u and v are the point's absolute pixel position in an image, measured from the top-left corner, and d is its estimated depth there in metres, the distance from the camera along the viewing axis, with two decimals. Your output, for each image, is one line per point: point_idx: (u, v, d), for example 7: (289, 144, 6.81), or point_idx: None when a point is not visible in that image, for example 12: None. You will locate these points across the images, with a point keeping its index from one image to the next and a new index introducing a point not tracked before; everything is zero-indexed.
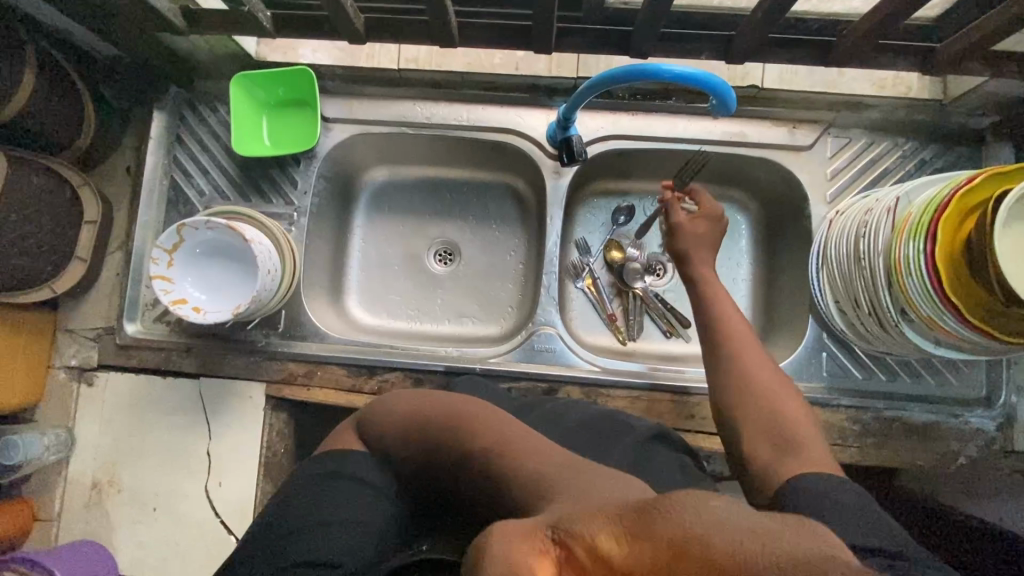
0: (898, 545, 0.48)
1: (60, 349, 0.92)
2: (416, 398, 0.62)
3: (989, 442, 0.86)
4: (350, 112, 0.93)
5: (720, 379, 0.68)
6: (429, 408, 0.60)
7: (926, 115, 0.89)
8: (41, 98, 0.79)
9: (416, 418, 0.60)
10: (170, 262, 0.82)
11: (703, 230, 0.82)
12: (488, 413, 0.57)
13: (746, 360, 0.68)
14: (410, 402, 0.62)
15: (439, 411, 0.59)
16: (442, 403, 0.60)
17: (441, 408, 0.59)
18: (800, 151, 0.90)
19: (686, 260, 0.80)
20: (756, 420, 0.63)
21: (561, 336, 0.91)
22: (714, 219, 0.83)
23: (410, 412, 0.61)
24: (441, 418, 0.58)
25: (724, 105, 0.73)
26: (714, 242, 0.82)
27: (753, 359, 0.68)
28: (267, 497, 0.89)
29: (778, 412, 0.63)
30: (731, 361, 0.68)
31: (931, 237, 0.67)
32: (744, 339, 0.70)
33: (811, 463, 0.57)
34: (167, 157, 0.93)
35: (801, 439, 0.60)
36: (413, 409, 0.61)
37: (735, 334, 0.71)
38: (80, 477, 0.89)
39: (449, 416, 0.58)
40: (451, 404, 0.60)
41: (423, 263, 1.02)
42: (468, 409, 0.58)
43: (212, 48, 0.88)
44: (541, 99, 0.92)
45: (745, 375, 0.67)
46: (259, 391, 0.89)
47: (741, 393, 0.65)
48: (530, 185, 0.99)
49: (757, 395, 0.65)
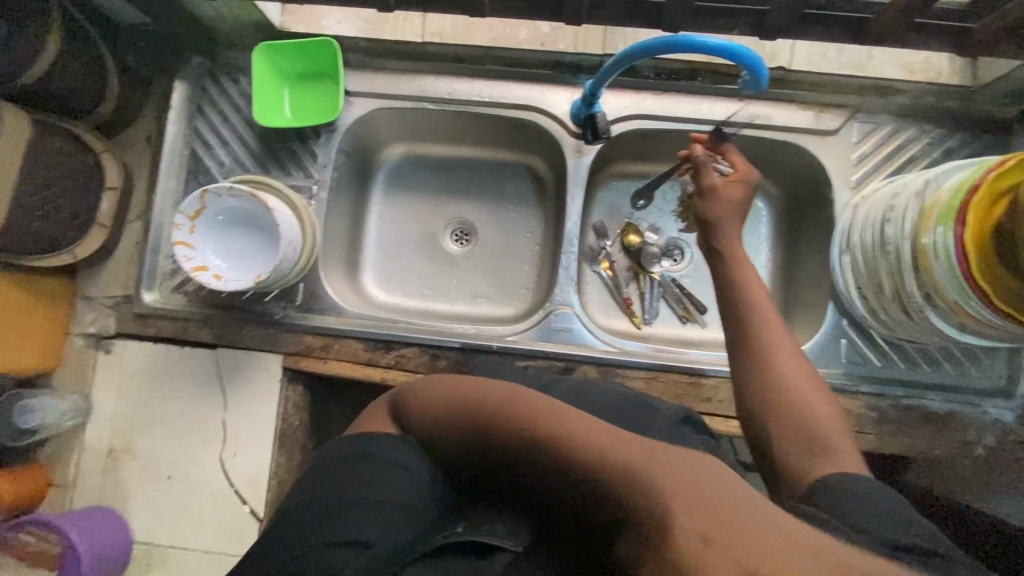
0: (925, 522, 0.48)
1: (77, 316, 0.92)
2: (437, 389, 0.57)
3: (1007, 433, 0.86)
4: (372, 86, 0.93)
5: (749, 378, 0.63)
6: (451, 402, 0.55)
7: (955, 101, 0.88)
8: (66, 60, 0.79)
9: (440, 413, 0.55)
10: (192, 228, 0.82)
11: (735, 197, 0.74)
12: (510, 395, 0.52)
13: (779, 360, 0.63)
14: (431, 395, 0.57)
15: (461, 406, 0.54)
16: (464, 392, 0.55)
17: (464, 400, 0.54)
18: (825, 135, 0.89)
19: (715, 226, 0.73)
20: (786, 423, 0.60)
21: (578, 316, 0.91)
22: (748, 182, 0.75)
23: (434, 404, 0.56)
24: (464, 410, 0.54)
25: (756, 81, 0.73)
26: (745, 209, 0.75)
27: (787, 359, 0.63)
28: (281, 468, 0.89)
29: (811, 416, 0.60)
30: (763, 360, 0.63)
31: (961, 221, 0.66)
32: (778, 334, 0.65)
33: (841, 468, 0.56)
34: (188, 127, 0.93)
35: (833, 440, 0.58)
36: (435, 402, 0.56)
37: (771, 330, 0.65)
38: (96, 443, 0.90)
39: (473, 409, 0.53)
40: (473, 393, 0.54)
41: (440, 242, 1.01)
42: (491, 394, 0.53)
43: (236, 17, 0.87)
44: (566, 77, 0.91)
45: (777, 376, 0.62)
46: (276, 362, 0.90)
47: (771, 394, 0.61)
48: (550, 165, 0.99)
49: (789, 398, 0.61)
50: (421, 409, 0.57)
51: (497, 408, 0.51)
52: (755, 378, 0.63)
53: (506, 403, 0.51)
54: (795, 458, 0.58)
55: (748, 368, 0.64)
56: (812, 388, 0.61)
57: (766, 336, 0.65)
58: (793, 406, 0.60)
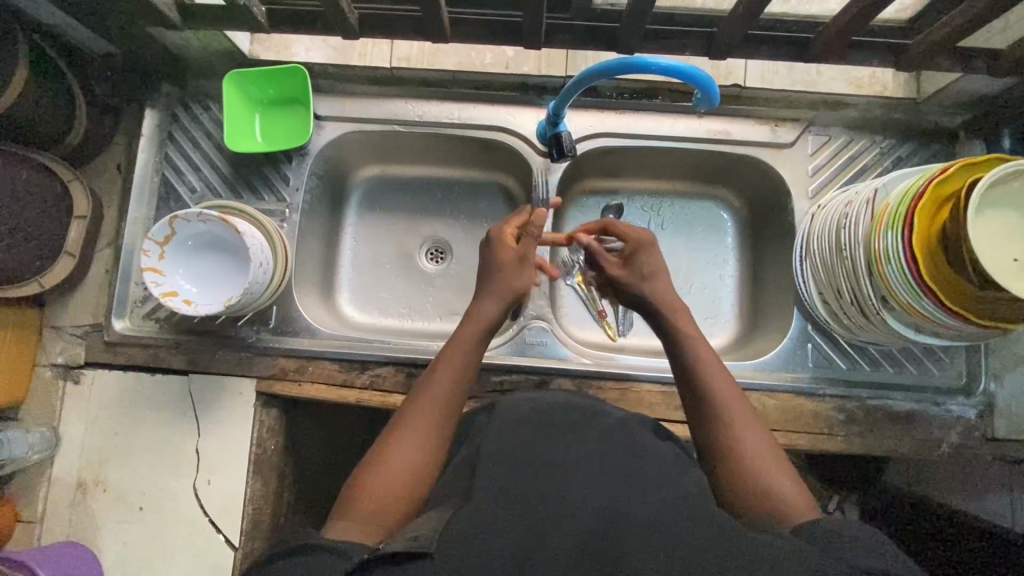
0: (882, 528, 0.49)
1: (46, 347, 0.91)
2: (378, 457, 0.60)
3: (970, 429, 0.88)
4: (342, 110, 0.95)
5: (703, 423, 0.64)
6: (416, 433, 0.62)
7: (902, 113, 0.92)
8: (33, 93, 0.79)
9: (411, 456, 0.60)
10: (160, 255, 0.82)
11: (645, 262, 0.76)
12: (451, 366, 0.67)
13: (732, 418, 0.63)
14: (369, 475, 0.59)
15: (423, 421, 0.63)
16: (393, 435, 0.62)
17: (416, 432, 0.62)
18: (782, 148, 0.93)
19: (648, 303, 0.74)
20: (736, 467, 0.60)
21: (551, 329, 0.92)
22: (644, 244, 0.77)
23: (393, 468, 0.59)
24: (423, 427, 0.63)
25: (708, 98, 0.77)
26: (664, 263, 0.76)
27: (741, 416, 0.63)
28: (257, 495, 0.88)
29: (762, 466, 0.59)
30: (718, 419, 0.63)
31: (907, 227, 0.69)
32: (728, 394, 0.65)
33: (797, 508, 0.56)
34: (158, 155, 0.93)
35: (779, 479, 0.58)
36: (387, 465, 0.59)
37: (719, 390, 0.65)
38: (64, 477, 0.88)
39: (434, 425, 0.63)
40: (415, 415, 0.63)
41: (415, 262, 1.02)
42: (435, 383, 0.66)
43: (207, 47, 0.89)
44: (530, 98, 0.94)
45: (725, 427, 0.62)
46: (250, 387, 0.89)
47: (720, 439, 0.62)
48: (520, 183, 1.01)
49: (737, 449, 0.61)
50: (382, 499, 0.57)
51: (458, 383, 0.66)
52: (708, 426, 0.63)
53: (450, 372, 0.66)
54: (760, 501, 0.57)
55: (696, 416, 0.65)
56: (765, 445, 0.61)
57: (714, 392, 0.65)
58: (742, 456, 0.60)
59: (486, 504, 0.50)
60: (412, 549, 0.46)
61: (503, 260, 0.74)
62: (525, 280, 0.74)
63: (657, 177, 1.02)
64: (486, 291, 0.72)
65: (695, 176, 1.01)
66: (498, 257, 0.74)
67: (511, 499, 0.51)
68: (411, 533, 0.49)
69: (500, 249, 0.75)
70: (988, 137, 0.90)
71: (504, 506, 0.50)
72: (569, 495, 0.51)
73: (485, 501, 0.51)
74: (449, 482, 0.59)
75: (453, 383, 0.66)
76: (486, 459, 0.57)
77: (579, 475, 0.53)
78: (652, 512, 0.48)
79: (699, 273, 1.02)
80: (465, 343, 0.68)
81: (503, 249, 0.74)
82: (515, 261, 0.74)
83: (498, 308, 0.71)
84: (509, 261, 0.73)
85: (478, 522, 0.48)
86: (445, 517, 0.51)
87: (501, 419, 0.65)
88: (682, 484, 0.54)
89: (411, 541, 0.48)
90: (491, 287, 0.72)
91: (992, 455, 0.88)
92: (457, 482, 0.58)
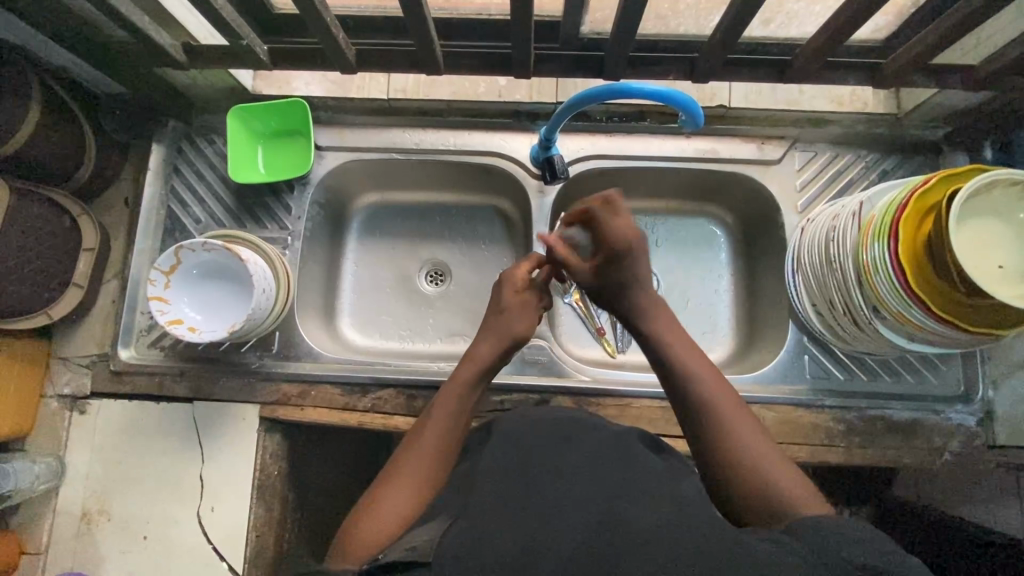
0: (883, 538, 0.49)
1: (53, 377, 0.92)
2: (373, 490, 0.62)
3: (971, 437, 0.88)
4: (342, 140, 0.98)
5: (692, 418, 0.64)
6: (412, 469, 0.63)
7: (884, 128, 0.95)
8: (45, 132, 0.83)
9: (407, 488, 0.61)
10: (167, 283, 0.84)
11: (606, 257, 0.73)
12: (447, 401, 0.69)
13: (722, 413, 0.63)
14: (365, 509, 0.60)
15: (418, 450, 0.65)
16: (391, 468, 0.64)
17: (412, 464, 0.64)
18: (769, 165, 0.96)
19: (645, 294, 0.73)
20: (726, 460, 0.60)
21: (550, 347, 0.93)
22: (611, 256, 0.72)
23: (389, 501, 0.60)
24: (420, 457, 0.64)
25: (693, 120, 0.80)
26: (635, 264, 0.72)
27: (731, 411, 0.63)
28: (261, 521, 0.88)
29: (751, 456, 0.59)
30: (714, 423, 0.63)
31: (893, 238, 0.71)
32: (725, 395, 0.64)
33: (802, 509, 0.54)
34: (164, 188, 0.97)
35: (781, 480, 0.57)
36: (383, 496, 0.61)
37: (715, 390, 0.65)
38: (70, 507, 0.88)
39: (429, 457, 0.64)
40: (413, 447, 0.65)
41: (415, 284, 1.04)
42: (433, 417, 0.68)
43: (211, 84, 0.93)
44: (524, 124, 0.98)
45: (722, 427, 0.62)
46: (253, 413, 0.90)
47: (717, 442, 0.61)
48: (516, 205, 1.03)
49: (733, 444, 0.60)
50: (381, 525, 0.58)
51: (453, 417, 0.68)
52: (694, 418, 0.64)
53: (446, 402, 0.69)
54: (761, 504, 0.57)
55: (681, 404, 0.66)
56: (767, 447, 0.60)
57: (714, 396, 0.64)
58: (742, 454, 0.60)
59: (482, 516, 0.51)
60: (413, 559, 0.49)
61: (504, 300, 0.76)
62: (525, 323, 0.76)
63: (650, 196, 1.05)
64: (485, 331, 0.75)
65: (687, 194, 1.04)
66: (504, 296, 0.77)
67: (510, 513, 0.51)
68: (409, 544, 0.52)
69: (507, 289, 0.77)
70: (970, 148, 0.93)
71: (501, 520, 0.50)
72: (571, 508, 0.51)
73: (485, 517, 0.51)
74: (447, 501, 0.59)
75: (450, 415, 0.68)
76: (483, 476, 0.58)
77: (577, 486, 0.54)
78: (648, 520, 0.49)
79: (695, 289, 1.03)
80: (463, 381, 0.71)
81: (508, 290, 0.77)
82: (519, 302, 0.76)
83: (494, 350, 0.73)
84: (514, 303, 0.76)
85: (478, 533, 0.49)
86: (441, 530, 0.52)
87: (499, 435, 0.66)
88: (681, 494, 0.54)
89: (408, 551, 0.50)
90: (489, 327, 0.75)
91: (994, 462, 0.88)
92: (456, 497, 0.59)
